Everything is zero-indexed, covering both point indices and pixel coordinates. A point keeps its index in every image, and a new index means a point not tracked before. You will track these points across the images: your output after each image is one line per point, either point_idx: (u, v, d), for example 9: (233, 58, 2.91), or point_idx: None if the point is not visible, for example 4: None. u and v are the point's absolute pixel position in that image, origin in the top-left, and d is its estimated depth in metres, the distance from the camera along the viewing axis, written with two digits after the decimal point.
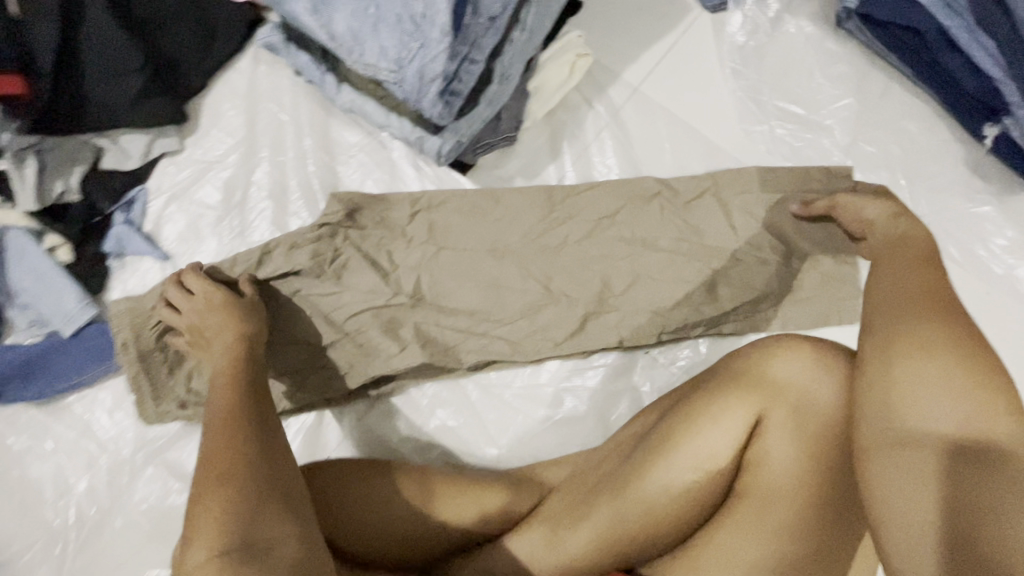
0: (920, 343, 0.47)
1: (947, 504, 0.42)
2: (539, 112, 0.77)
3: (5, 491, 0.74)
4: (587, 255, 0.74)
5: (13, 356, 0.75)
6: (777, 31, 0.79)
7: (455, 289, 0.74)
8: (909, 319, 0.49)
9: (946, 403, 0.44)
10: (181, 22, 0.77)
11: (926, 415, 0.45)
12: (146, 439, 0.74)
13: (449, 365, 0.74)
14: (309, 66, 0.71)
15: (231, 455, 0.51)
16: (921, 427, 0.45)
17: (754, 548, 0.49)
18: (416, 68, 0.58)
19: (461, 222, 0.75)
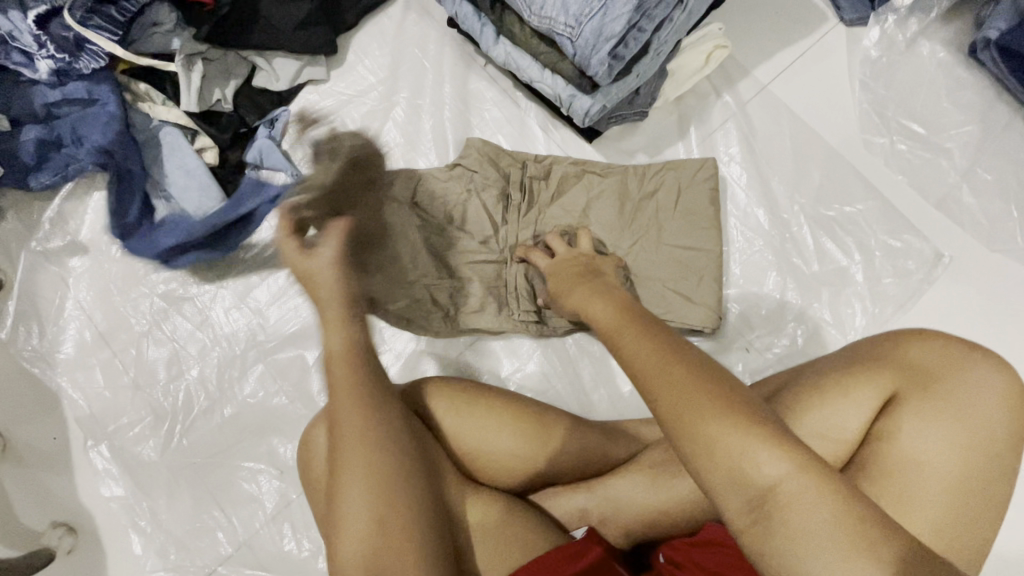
0: (597, 316, 0.52)
1: (765, 457, 0.38)
2: (673, 91, 0.80)
3: (123, 367, 0.79)
4: (689, 239, 0.76)
5: (161, 237, 0.78)
6: (910, 52, 0.82)
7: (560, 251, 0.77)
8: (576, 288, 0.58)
9: (643, 348, 0.44)
10: None
11: (638, 354, 0.44)
12: (260, 339, 0.79)
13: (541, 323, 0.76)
14: (471, 18, 0.76)
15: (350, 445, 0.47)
16: (631, 379, 0.44)
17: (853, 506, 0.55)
18: (594, 26, 0.63)
19: (576, 188, 0.79)
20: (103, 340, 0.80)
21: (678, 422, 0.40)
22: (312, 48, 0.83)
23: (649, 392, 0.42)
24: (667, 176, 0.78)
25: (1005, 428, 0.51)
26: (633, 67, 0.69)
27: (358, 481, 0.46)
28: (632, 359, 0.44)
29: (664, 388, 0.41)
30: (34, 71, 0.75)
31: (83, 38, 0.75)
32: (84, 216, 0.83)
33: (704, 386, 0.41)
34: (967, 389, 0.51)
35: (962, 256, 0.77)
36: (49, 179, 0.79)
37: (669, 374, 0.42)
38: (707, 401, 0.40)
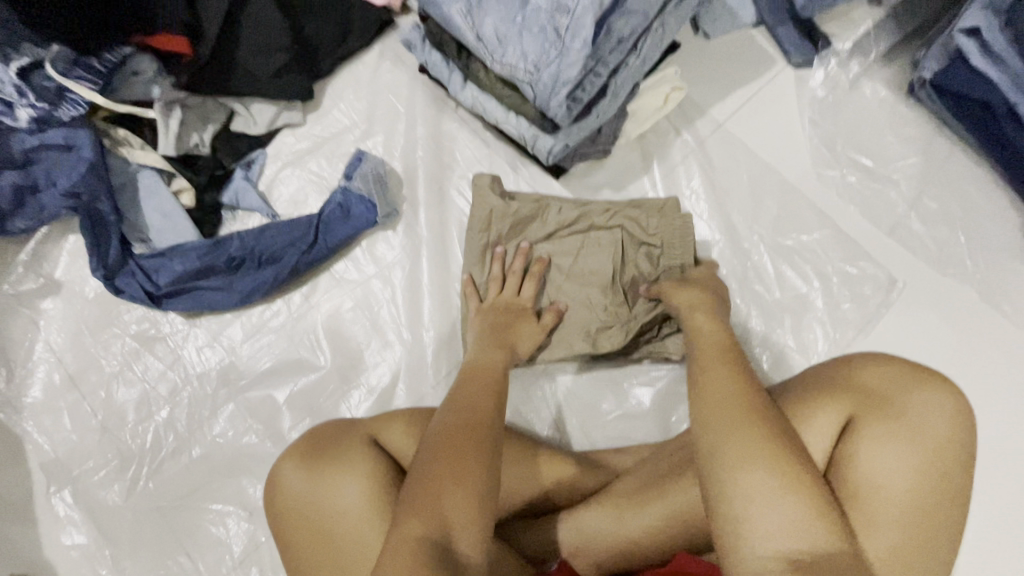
0: (716, 348, 0.60)
1: (783, 481, 0.47)
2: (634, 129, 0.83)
3: (91, 409, 0.78)
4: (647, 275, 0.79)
5: (157, 278, 0.79)
6: (854, 91, 0.87)
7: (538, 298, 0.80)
8: (699, 325, 0.65)
9: (734, 380, 0.54)
10: (328, 18, 0.89)
11: (717, 385, 0.54)
12: (230, 377, 0.78)
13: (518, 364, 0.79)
14: (439, 64, 0.81)
15: (437, 440, 0.54)
16: (694, 397, 0.54)
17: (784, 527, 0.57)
18: (552, 71, 0.67)
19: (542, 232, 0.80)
20: (71, 383, 0.79)
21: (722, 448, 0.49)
22: (287, 95, 0.86)
23: (708, 409, 0.52)
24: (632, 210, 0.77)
25: (949, 448, 0.52)
26: (592, 108, 0.73)
27: (429, 480, 0.51)
28: (704, 381, 0.55)
29: (729, 407, 0.51)
30: (14, 120, 0.77)
31: (64, 87, 0.78)
32: (58, 258, 0.84)
33: (754, 412, 0.50)
34: (917, 414, 0.53)
35: (914, 281, 0.81)
36: (26, 224, 0.80)
37: (735, 398, 0.52)
38: (747, 426, 0.49)
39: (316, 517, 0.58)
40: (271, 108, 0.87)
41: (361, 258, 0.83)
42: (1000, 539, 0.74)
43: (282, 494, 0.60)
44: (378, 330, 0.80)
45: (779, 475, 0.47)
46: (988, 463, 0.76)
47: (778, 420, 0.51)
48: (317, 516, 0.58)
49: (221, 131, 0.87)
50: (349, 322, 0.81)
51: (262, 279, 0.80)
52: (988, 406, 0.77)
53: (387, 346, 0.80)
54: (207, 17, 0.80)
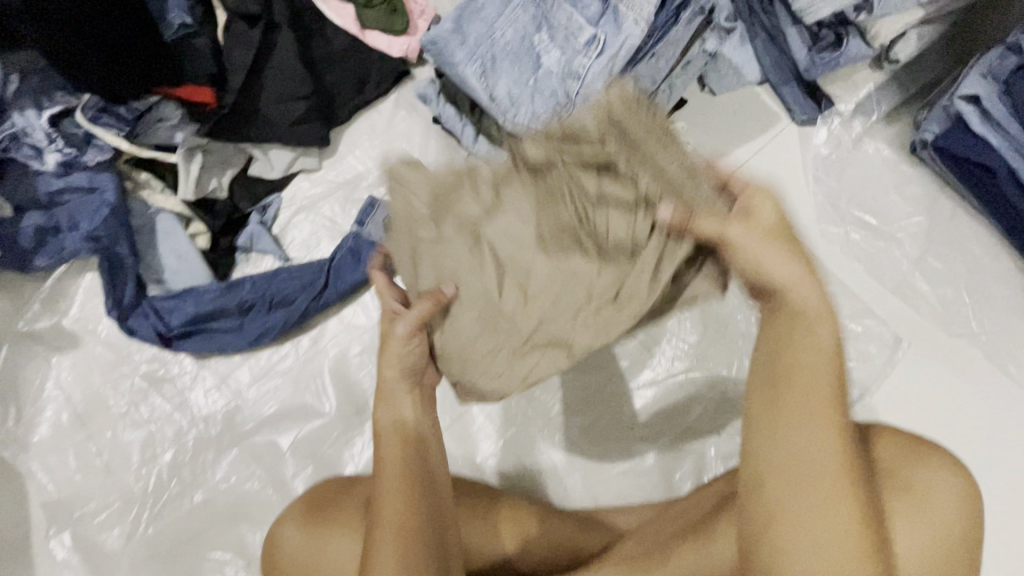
0: (818, 376, 0.44)
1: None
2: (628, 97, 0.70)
3: (96, 450, 0.78)
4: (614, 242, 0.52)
5: (169, 319, 0.80)
6: (857, 149, 0.89)
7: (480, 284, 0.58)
8: (804, 342, 0.46)
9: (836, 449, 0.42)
10: (348, 70, 0.92)
11: (806, 446, 0.43)
12: (235, 421, 0.79)
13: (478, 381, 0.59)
14: (452, 118, 0.83)
15: (390, 498, 0.52)
16: (767, 450, 0.44)
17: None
18: None
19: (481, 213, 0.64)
20: (79, 422, 0.80)
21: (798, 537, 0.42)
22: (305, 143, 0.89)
23: (784, 476, 0.43)
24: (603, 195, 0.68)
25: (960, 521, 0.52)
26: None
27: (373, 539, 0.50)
28: (786, 431, 0.43)
29: (824, 477, 0.42)
30: (42, 164, 0.80)
31: (91, 134, 0.81)
32: (74, 296, 0.85)
33: (850, 492, 0.42)
34: (926, 480, 0.53)
35: (920, 341, 0.81)
36: (46, 262, 0.82)
37: (826, 472, 0.42)
38: (828, 513, 0.41)
39: None
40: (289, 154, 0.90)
41: (370, 303, 0.84)
42: None
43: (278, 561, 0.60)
44: (384, 376, 0.81)
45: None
46: (997, 529, 0.75)
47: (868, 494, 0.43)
48: None
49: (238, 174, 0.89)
50: (355, 367, 0.81)
51: (274, 320, 0.82)
52: (996, 469, 0.76)
53: None
54: (233, 69, 0.83)
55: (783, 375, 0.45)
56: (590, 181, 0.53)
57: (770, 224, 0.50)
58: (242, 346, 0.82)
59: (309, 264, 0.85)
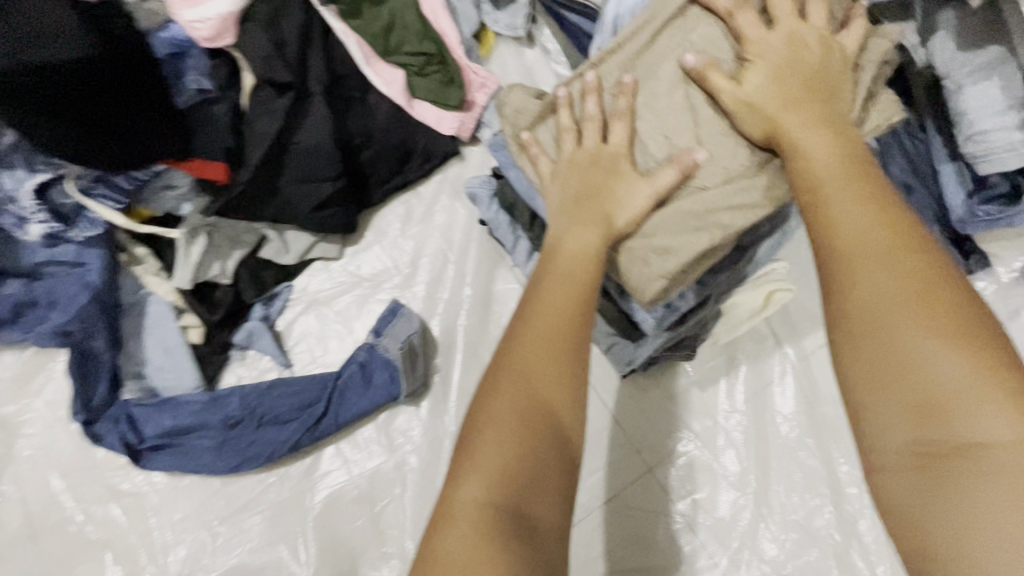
0: (916, 332, 0.35)
1: None
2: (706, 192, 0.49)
3: (44, 569, 0.68)
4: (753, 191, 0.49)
5: (143, 428, 0.69)
6: (1014, 324, 0.67)
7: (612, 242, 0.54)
8: (872, 260, 0.38)
9: (958, 361, 0.34)
10: (386, 145, 0.79)
11: (960, 474, 0.33)
12: (201, 563, 0.67)
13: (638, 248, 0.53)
14: (503, 226, 0.71)
15: (501, 414, 0.42)
16: (899, 431, 0.35)
17: None
18: None
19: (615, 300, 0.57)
20: (32, 531, 0.70)
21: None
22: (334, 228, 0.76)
23: (945, 503, 0.33)
24: (691, 211, 0.50)
25: None
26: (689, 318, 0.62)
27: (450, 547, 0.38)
28: (885, 418, 0.35)
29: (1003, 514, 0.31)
30: (24, 233, 0.69)
31: (83, 205, 0.69)
32: (48, 376, 0.75)
33: None
34: None
35: None
36: (20, 336, 0.73)
37: (984, 430, 0.32)
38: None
39: None
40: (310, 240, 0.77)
41: (374, 437, 0.70)
42: None
43: None
44: (376, 534, 0.67)
45: None
46: None
47: None
48: None
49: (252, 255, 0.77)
50: (345, 517, 0.67)
51: (261, 445, 0.69)
52: None
53: (383, 557, 0.66)
54: (252, 141, 0.71)
55: (870, 322, 0.37)
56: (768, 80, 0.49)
57: (829, 169, 0.43)
58: (222, 470, 0.69)
59: (309, 378, 0.71)
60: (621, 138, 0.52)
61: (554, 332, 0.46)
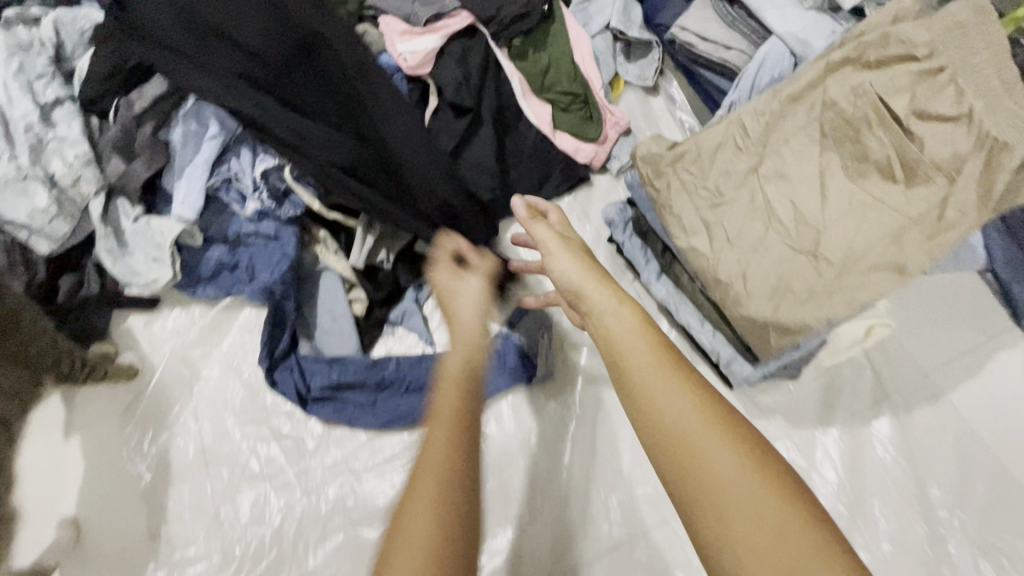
0: (729, 478, 0.41)
1: (730, 467, 0.42)
2: (854, 241, 0.56)
3: (211, 492, 0.79)
4: (890, 219, 0.56)
5: (310, 379, 0.81)
6: None
7: (758, 260, 0.60)
8: (659, 381, 0.46)
9: (720, 445, 0.42)
10: (530, 167, 0.92)
11: (655, 384, 0.46)
12: (348, 504, 0.76)
13: (797, 267, 0.58)
14: (636, 249, 0.79)
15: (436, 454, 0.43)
16: (646, 371, 0.47)
17: (674, 396, 0.45)
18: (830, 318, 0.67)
19: (769, 310, 0.59)
20: (202, 460, 0.81)
21: (678, 470, 0.43)
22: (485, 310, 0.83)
23: (638, 407, 0.46)
24: (833, 253, 0.57)
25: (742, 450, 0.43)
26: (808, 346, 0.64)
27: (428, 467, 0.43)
28: (628, 351, 0.50)
29: (689, 414, 0.44)
30: (242, 208, 0.85)
31: (291, 190, 0.84)
32: (229, 330, 0.89)
33: (720, 418, 0.44)
34: (678, 399, 0.45)
35: None
36: (214, 292, 0.88)
37: (715, 503, 0.41)
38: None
39: None
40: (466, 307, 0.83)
41: (504, 413, 0.80)
42: None
43: None
44: (504, 500, 0.75)
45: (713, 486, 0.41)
46: None
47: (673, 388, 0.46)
48: None
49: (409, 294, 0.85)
50: (477, 479, 0.77)
51: (412, 406, 0.80)
52: None
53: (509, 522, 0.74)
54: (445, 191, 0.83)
55: (627, 368, 0.49)
56: (931, 132, 0.56)
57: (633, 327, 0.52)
58: (371, 426, 0.80)
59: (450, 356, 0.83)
60: (789, 170, 0.61)
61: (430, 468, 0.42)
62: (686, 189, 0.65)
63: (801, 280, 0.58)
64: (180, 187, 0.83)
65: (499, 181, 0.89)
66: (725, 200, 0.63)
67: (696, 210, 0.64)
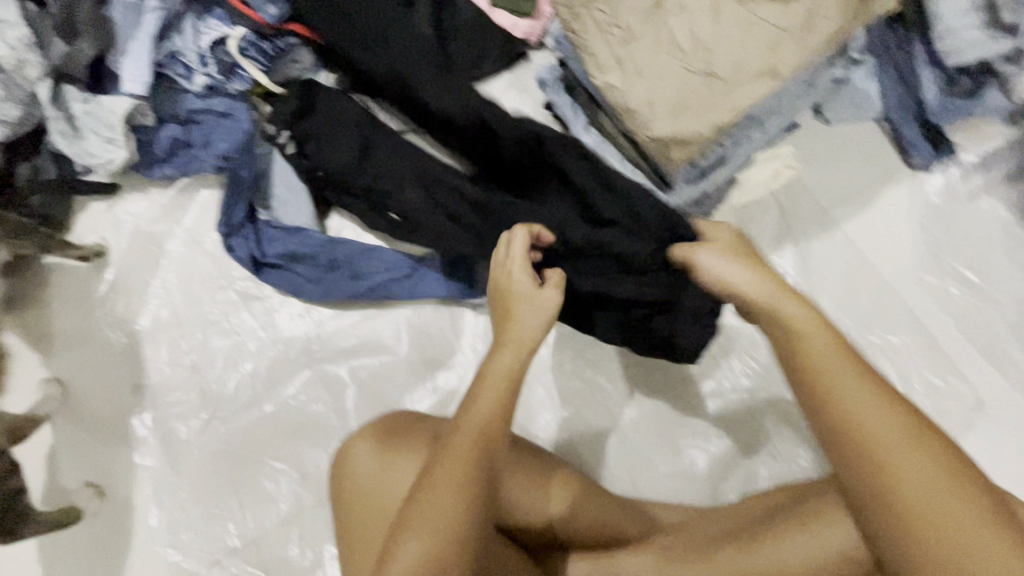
0: (979, 544, 0.39)
1: (937, 481, 0.41)
2: (740, 55, 0.65)
3: (187, 348, 0.86)
4: (768, 34, 0.65)
5: (266, 246, 0.86)
6: (972, 203, 0.85)
7: (661, 82, 0.67)
8: (856, 393, 0.44)
9: (886, 415, 0.43)
10: (469, 41, 0.95)
11: (805, 331, 0.49)
12: (313, 348, 0.84)
13: (694, 84, 0.66)
14: (566, 105, 0.85)
15: (458, 457, 0.48)
16: (840, 359, 0.46)
17: (839, 360, 0.46)
18: (739, 149, 0.77)
19: (670, 122, 0.67)
20: (176, 321, 0.87)
21: (885, 471, 0.41)
22: (475, 239, 0.79)
23: (829, 399, 0.45)
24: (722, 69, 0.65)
25: (913, 422, 0.43)
26: (704, 164, 0.73)
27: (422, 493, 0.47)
28: (796, 318, 0.51)
29: (839, 359, 0.46)
30: (190, 83, 0.88)
31: (237, 64, 0.88)
32: (190, 208, 0.93)
33: (891, 394, 0.45)
34: (793, 325, 0.50)
35: (1000, 407, 0.79)
36: (171, 172, 0.91)
37: (927, 506, 0.40)
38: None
39: (370, 501, 0.60)
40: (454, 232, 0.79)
41: None
42: None
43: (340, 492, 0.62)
44: (455, 335, 0.84)
45: (937, 506, 0.40)
46: None
47: (816, 337, 0.49)
48: (364, 493, 0.61)
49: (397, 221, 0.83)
50: (429, 321, 0.85)
51: (364, 266, 0.85)
52: None
53: (459, 352, 0.84)
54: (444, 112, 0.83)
55: (795, 330, 0.50)
56: None
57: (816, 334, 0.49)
58: (326, 285, 0.85)
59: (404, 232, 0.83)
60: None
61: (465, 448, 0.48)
62: (599, 28, 0.71)
63: (697, 95, 0.66)
64: (125, 65, 0.85)
65: (438, 54, 0.93)
66: (634, 34, 0.69)
67: (609, 46, 0.70)
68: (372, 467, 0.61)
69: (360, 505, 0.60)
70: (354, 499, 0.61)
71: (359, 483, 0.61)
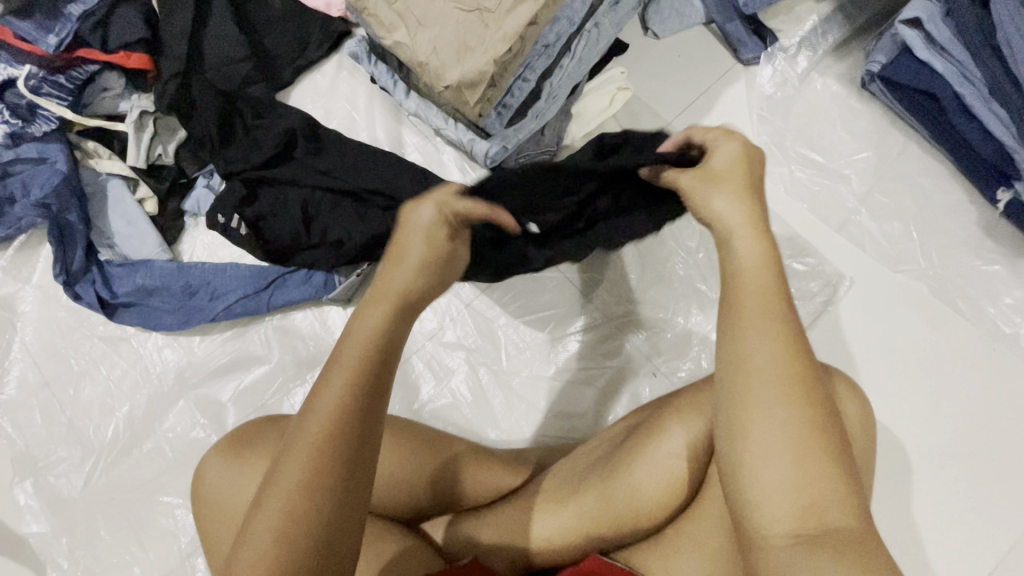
0: (810, 461, 0.39)
1: (800, 403, 0.40)
2: None
3: (58, 406, 0.83)
4: None
5: (115, 286, 0.83)
6: (804, 86, 0.86)
7: (436, 28, 0.66)
8: (759, 323, 0.43)
9: (771, 343, 0.42)
10: (287, 31, 0.91)
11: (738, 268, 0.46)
12: (186, 375, 0.82)
13: (473, 26, 0.65)
14: (383, 74, 0.83)
15: (309, 443, 0.40)
16: (753, 289, 0.45)
17: (755, 295, 0.44)
18: (553, 81, 0.74)
19: (456, 66, 0.66)
20: (43, 381, 0.84)
21: (749, 392, 0.41)
22: (360, 225, 0.79)
23: (731, 327, 0.44)
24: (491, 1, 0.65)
25: (792, 344, 0.42)
26: (508, 100, 0.72)
27: (268, 494, 0.39)
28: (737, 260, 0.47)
29: (760, 301, 0.44)
30: None
31: (36, 104, 0.83)
32: (36, 264, 0.89)
33: (788, 320, 0.43)
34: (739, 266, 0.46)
35: (862, 277, 0.80)
36: (4, 232, 0.86)
37: (769, 424, 0.40)
38: (709, 555, 0.52)
39: (235, 512, 0.58)
40: (340, 238, 0.79)
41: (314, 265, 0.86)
42: (955, 540, 0.71)
43: (203, 503, 0.60)
44: (326, 330, 0.83)
45: (798, 432, 0.39)
46: (934, 462, 0.74)
47: (759, 283, 0.45)
48: (234, 500, 0.58)
49: (278, 246, 0.80)
50: (298, 323, 0.84)
51: (220, 288, 0.83)
52: (937, 405, 0.75)
53: (334, 345, 0.82)
54: (316, 131, 0.85)
55: (737, 279, 0.46)
56: None
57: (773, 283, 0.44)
58: (184, 313, 0.83)
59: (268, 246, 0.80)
60: None
61: (318, 435, 0.40)
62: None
63: (476, 35, 0.65)
64: None
65: (253, 51, 0.89)
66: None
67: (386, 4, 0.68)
68: (225, 476, 0.59)
69: (218, 520, 0.58)
70: (210, 511, 0.59)
71: (219, 489, 0.59)
